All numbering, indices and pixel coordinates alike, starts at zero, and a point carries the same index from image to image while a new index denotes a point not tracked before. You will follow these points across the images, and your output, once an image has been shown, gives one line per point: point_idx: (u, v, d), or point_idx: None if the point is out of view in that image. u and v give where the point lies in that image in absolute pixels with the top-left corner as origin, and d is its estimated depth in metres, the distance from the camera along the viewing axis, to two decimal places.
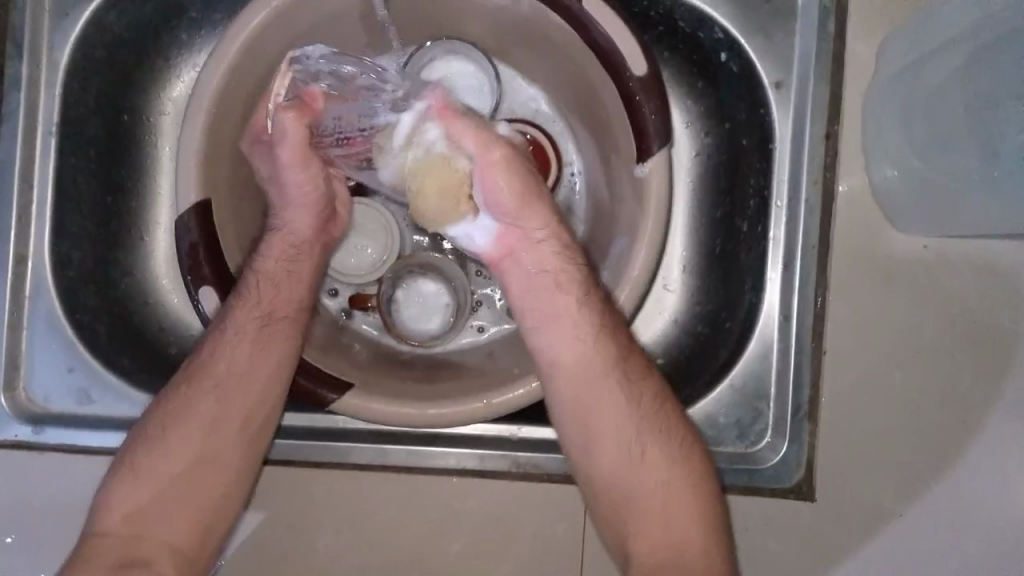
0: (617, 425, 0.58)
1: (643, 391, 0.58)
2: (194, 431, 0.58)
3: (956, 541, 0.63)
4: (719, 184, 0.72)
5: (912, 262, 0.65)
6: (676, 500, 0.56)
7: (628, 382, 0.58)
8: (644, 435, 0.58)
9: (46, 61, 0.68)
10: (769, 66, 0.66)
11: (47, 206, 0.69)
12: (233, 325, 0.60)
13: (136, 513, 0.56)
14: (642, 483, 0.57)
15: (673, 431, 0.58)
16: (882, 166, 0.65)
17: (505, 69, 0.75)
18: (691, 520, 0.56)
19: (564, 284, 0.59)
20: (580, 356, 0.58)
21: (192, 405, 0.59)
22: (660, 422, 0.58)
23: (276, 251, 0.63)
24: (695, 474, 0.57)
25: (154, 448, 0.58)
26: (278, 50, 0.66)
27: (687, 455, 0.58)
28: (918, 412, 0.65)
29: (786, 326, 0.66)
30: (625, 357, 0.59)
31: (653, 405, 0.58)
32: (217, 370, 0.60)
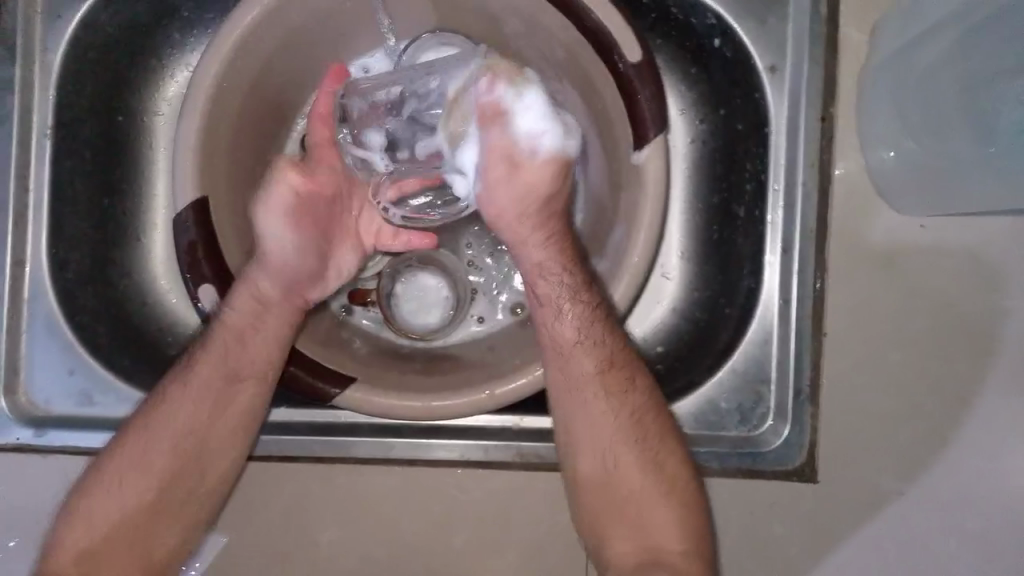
0: (595, 435, 0.62)
1: (619, 397, 0.62)
2: (155, 472, 0.61)
3: (958, 518, 0.64)
4: (715, 170, 0.72)
5: (909, 242, 0.66)
6: (650, 500, 0.61)
7: (608, 394, 0.62)
8: (622, 444, 0.62)
9: (39, 62, 0.69)
10: (762, 50, 0.66)
11: (45, 207, 0.70)
12: (207, 372, 0.62)
13: (81, 551, 0.59)
14: (625, 471, 0.61)
15: (652, 441, 0.62)
16: (877, 148, 0.65)
17: None
18: (663, 519, 0.60)
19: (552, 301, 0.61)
20: (559, 367, 0.62)
21: (152, 446, 0.61)
22: (640, 432, 0.62)
23: (246, 296, 0.61)
24: (672, 476, 0.61)
25: (100, 487, 0.60)
26: (271, 47, 0.66)
27: (664, 458, 0.61)
28: (919, 391, 0.65)
29: (785, 310, 0.66)
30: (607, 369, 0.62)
31: (632, 417, 0.62)
32: (188, 410, 0.62)
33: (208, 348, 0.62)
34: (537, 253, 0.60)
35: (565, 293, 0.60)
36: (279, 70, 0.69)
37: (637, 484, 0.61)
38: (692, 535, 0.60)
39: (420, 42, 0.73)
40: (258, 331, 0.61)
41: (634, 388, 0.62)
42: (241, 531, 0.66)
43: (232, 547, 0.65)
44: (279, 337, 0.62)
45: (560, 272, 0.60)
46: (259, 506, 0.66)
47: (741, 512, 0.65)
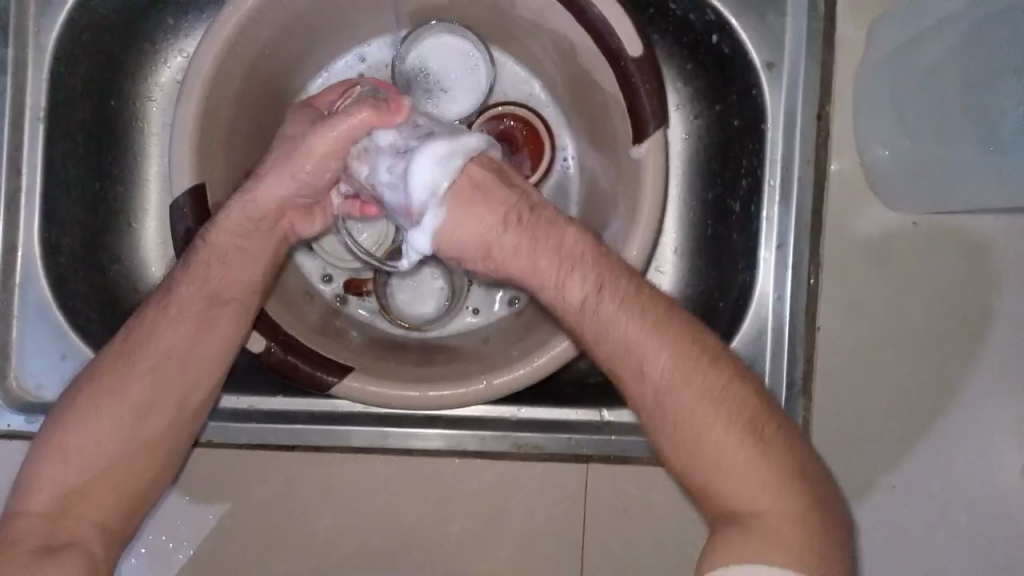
0: (649, 397, 0.53)
1: (662, 354, 0.52)
2: (128, 407, 0.58)
3: (944, 510, 0.65)
4: (710, 166, 0.73)
5: (903, 238, 0.67)
6: (729, 454, 0.50)
7: (653, 356, 0.52)
8: (681, 404, 0.52)
9: (32, 44, 0.67)
10: (761, 48, 0.67)
11: (37, 192, 0.68)
12: (178, 301, 0.60)
13: (58, 495, 0.56)
14: (708, 437, 0.51)
15: (712, 393, 0.52)
16: (873, 146, 0.66)
17: (498, 52, 0.75)
18: (748, 472, 0.50)
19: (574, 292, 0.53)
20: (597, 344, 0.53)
21: (128, 381, 0.59)
22: (709, 392, 0.52)
23: (236, 217, 0.59)
24: (745, 429, 0.51)
25: (75, 427, 0.58)
26: (270, 33, 0.65)
27: (733, 410, 0.51)
28: (908, 386, 0.66)
29: (779, 304, 0.68)
30: (641, 327, 0.52)
31: (688, 374, 0.52)
32: (161, 343, 0.59)
33: (184, 270, 0.60)
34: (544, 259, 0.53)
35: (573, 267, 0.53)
36: (277, 57, 0.68)
37: (709, 444, 0.51)
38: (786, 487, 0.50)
39: (420, 30, 0.72)
40: (244, 254, 0.60)
41: (676, 345, 0.52)
42: (234, 518, 0.65)
43: (225, 534, 0.65)
44: (259, 266, 0.61)
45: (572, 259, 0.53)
46: (254, 494, 0.65)
47: None
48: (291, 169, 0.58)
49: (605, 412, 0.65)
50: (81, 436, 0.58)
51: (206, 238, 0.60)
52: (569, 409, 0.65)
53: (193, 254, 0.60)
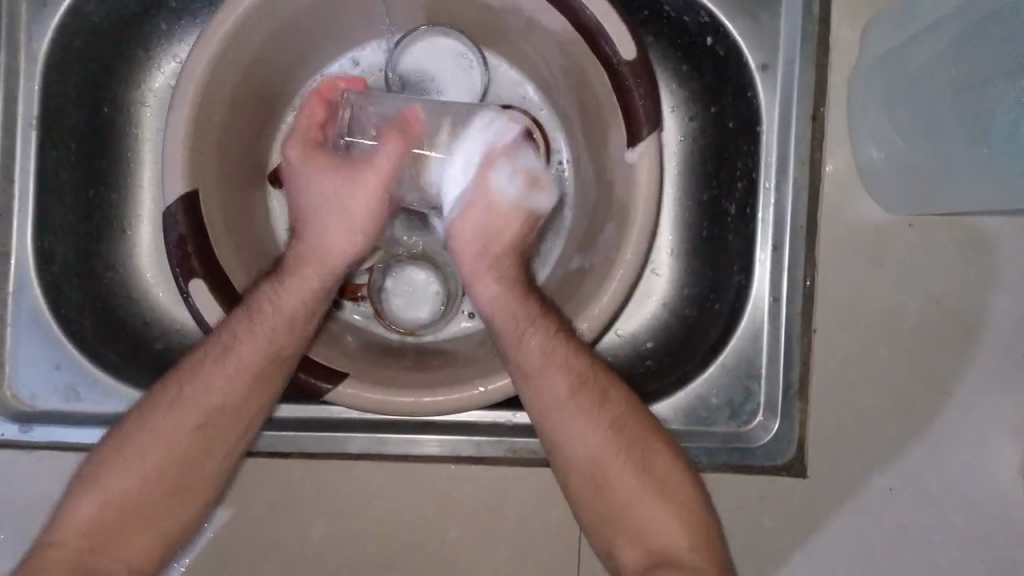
0: (589, 449, 0.59)
1: (586, 408, 0.59)
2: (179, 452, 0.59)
3: (938, 511, 0.65)
4: (705, 167, 0.72)
5: (895, 240, 0.67)
6: (647, 503, 0.58)
7: (589, 411, 0.59)
8: (610, 455, 0.59)
9: (24, 50, 0.67)
10: (755, 48, 0.67)
11: (29, 199, 0.68)
12: (237, 353, 0.59)
13: (94, 526, 0.56)
14: (625, 476, 0.59)
15: (639, 449, 0.59)
16: (866, 147, 0.67)
17: (492, 56, 0.75)
18: (660, 519, 0.58)
19: (524, 327, 0.60)
20: (539, 392, 0.59)
21: (176, 427, 0.59)
22: (621, 437, 0.59)
23: (308, 279, 0.61)
24: (663, 482, 0.59)
25: (126, 461, 0.58)
26: (263, 37, 0.65)
27: (654, 462, 0.59)
28: (904, 387, 0.66)
29: (775, 307, 0.66)
30: (583, 383, 0.60)
31: (621, 429, 0.59)
32: (215, 392, 0.59)
33: (249, 323, 0.59)
34: (486, 295, 0.61)
35: (521, 311, 0.60)
36: (270, 60, 0.68)
37: (629, 491, 0.59)
38: (700, 534, 0.57)
39: (416, 34, 0.73)
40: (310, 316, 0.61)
41: (613, 403, 0.60)
42: (229, 525, 0.65)
43: (219, 541, 0.65)
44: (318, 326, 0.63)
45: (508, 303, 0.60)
46: (248, 502, 0.65)
47: (730, 508, 0.66)
48: (346, 222, 0.60)
49: None
50: (123, 475, 0.58)
51: (272, 287, 0.61)
52: None
53: (256, 298, 0.60)
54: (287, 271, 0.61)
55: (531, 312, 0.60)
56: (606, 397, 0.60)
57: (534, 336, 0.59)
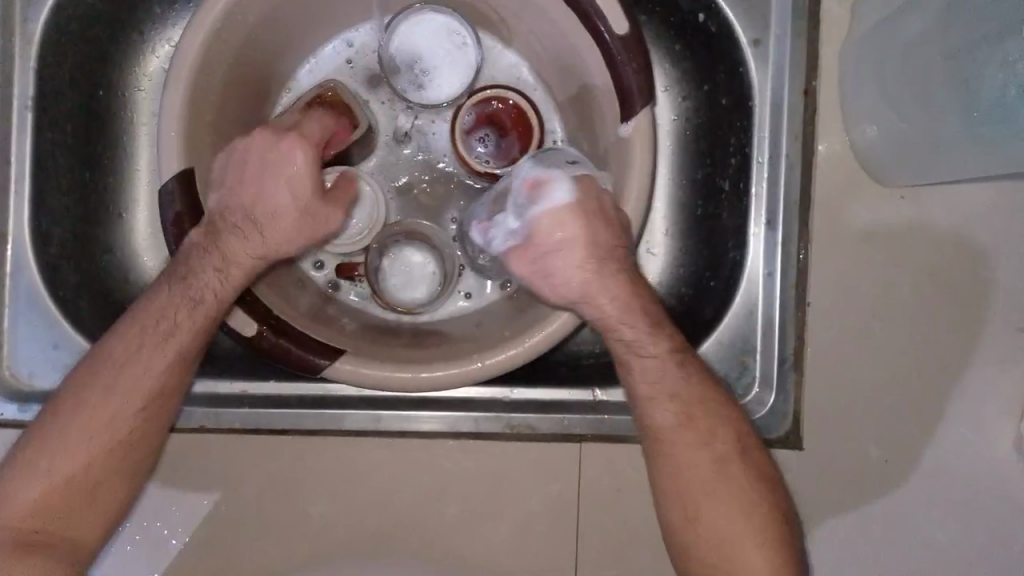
0: (689, 441, 0.59)
1: (685, 389, 0.59)
2: (118, 430, 0.59)
3: (934, 480, 0.65)
4: (698, 146, 0.72)
5: (888, 213, 0.67)
6: (749, 546, 0.58)
7: (706, 433, 0.60)
8: (709, 490, 0.59)
9: (20, 33, 0.68)
10: (746, 24, 0.67)
11: (27, 180, 0.69)
12: (162, 328, 0.59)
13: (37, 506, 0.57)
14: (719, 469, 0.59)
15: (734, 487, 0.59)
16: (860, 122, 0.67)
17: (485, 36, 0.75)
18: (754, 562, 0.58)
19: (637, 327, 0.58)
20: (635, 371, 0.59)
21: (109, 407, 0.59)
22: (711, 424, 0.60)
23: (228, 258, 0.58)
24: (759, 522, 0.58)
25: (65, 441, 0.58)
26: (259, 17, 0.66)
27: (750, 501, 0.59)
28: (899, 360, 0.67)
29: (769, 282, 0.67)
30: (693, 413, 0.59)
31: (727, 432, 0.60)
32: (137, 371, 0.59)
33: (177, 292, 0.59)
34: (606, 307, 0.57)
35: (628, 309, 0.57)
36: (266, 41, 0.68)
37: (720, 526, 0.58)
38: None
39: (409, 13, 0.73)
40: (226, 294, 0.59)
41: (716, 441, 0.60)
42: (229, 504, 0.65)
43: (218, 520, 0.65)
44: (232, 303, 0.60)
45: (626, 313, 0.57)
46: (246, 480, 0.65)
47: None
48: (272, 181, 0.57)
49: (596, 391, 0.66)
50: (60, 455, 0.58)
51: (204, 263, 0.59)
52: (563, 390, 0.66)
53: (192, 279, 0.59)
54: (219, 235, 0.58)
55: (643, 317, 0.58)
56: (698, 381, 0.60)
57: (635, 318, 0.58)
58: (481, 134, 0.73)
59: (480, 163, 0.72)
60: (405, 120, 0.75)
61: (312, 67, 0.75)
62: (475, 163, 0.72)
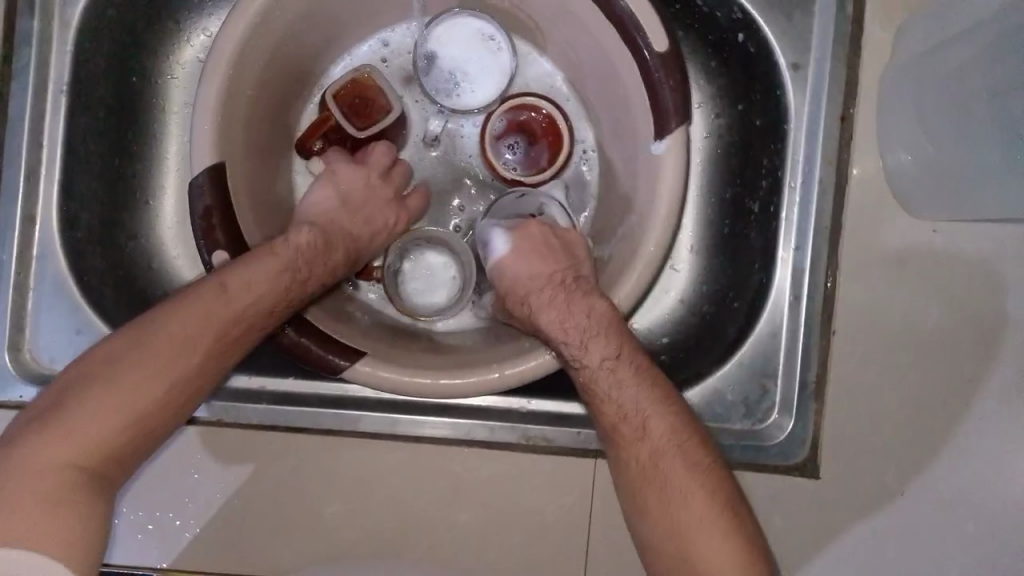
0: (637, 445, 0.58)
1: (628, 390, 0.59)
2: (143, 411, 0.53)
3: (952, 517, 0.64)
4: (730, 164, 0.72)
5: (919, 244, 0.66)
6: (698, 534, 0.55)
7: (654, 435, 0.58)
8: (653, 483, 0.57)
9: (57, 15, 0.67)
10: (786, 47, 0.67)
11: (57, 164, 0.68)
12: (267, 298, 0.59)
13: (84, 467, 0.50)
14: (670, 470, 0.57)
15: (675, 476, 0.57)
16: (895, 150, 0.66)
17: (521, 43, 0.75)
18: (710, 550, 0.54)
19: (574, 330, 0.61)
20: (581, 377, 0.61)
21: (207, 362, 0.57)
22: (658, 424, 0.58)
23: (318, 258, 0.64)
24: (708, 514, 0.55)
25: (92, 409, 0.51)
26: (298, 13, 0.65)
27: (692, 488, 0.56)
28: (920, 392, 0.66)
29: (795, 306, 0.67)
30: (637, 414, 0.59)
31: (676, 432, 0.58)
32: (238, 332, 0.58)
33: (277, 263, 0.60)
34: (548, 318, 0.62)
35: (563, 316, 0.62)
36: (301, 38, 0.68)
37: (668, 518, 0.56)
38: (751, 563, 0.54)
39: (446, 17, 0.72)
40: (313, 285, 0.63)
41: (651, 434, 0.58)
42: (241, 500, 0.65)
43: (230, 514, 0.65)
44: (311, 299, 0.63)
45: (566, 321, 0.61)
46: (258, 476, 0.65)
47: None
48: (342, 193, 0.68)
49: None
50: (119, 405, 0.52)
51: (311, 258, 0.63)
52: (579, 405, 0.66)
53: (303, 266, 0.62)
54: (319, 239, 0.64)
55: (602, 322, 0.61)
56: (641, 380, 0.60)
57: (575, 322, 0.61)
58: (511, 141, 0.73)
59: (507, 170, 0.72)
60: (436, 123, 0.74)
61: (345, 65, 0.75)
62: (502, 169, 0.72)
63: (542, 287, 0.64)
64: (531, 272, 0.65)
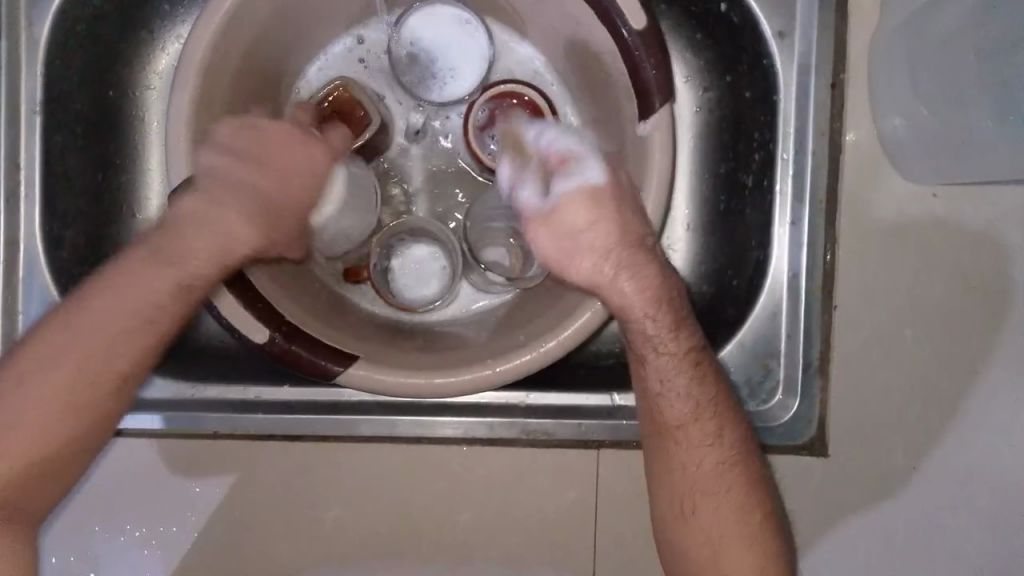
0: (699, 452, 0.57)
1: (706, 398, 0.57)
2: (43, 407, 0.57)
3: (965, 491, 0.63)
4: (722, 138, 0.69)
5: (919, 212, 0.64)
6: (750, 545, 0.57)
7: (717, 443, 0.57)
8: (709, 492, 0.57)
9: (26, 36, 0.67)
10: (770, 16, 0.65)
11: (36, 185, 0.68)
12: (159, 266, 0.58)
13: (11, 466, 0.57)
14: (727, 479, 0.57)
15: (735, 491, 0.57)
16: (888, 116, 0.64)
17: (499, 29, 0.73)
18: (749, 561, 0.56)
19: (667, 328, 0.54)
20: (659, 376, 0.56)
21: (108, 334, 0.58)
22: (723, 432, 0.57)
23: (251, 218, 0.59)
24: (758, 524, 0.57)
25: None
26: (268, 14, 0.64)
27: (749, 506, 0.57)
28: (927, 364, 0.64)
29: (795, 283, 0.65)
30: (709, 421, 0.57)
31: (736, 439, 0.58)
32: (136, 301, 0.58)
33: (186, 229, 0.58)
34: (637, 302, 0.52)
35: (663, 311, 0.54)
36: (275, 41, 0.67)
37: (716, 527, 0.57)
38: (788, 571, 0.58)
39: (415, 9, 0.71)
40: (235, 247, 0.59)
41: (718, 442, 0.57)
42: (243, 512, 0.65)
43: (234, 526, 0.65)
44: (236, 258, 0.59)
45: (665, 316, 0.54)
46: (259, 487, 0.65)
47: None
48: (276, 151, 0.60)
49: (616, 396, 0.64)
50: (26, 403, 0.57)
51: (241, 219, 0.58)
52: (580, 394, 0.65)
53: (209, 224, 0.58)
54: (219, 207, 0.58)
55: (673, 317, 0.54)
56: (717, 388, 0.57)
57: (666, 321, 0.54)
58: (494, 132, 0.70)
59: (494, 161, 0.70)
60: (417, 117, 0.73)
61: (324, 64, 0.74)
62: (489, 159, 0.70)
63: (627, 258, 0.51)
64: (612, 236, 0.51)
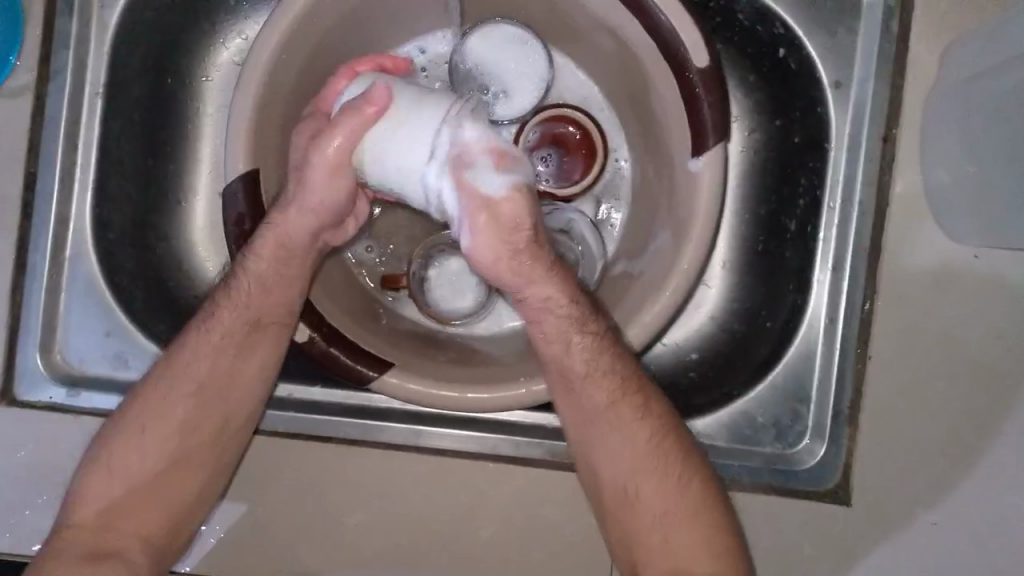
0: (624, 429, 0.59)
1: (614, 379, 0.59)
2: (148, 456, 0.59)
3: (986, 550, 0.63)
4: (765, 180, 0.71)
5: (960, 269, 0.65)
6: (694, 514, 0.57)
7: (640, 418, 0.59)
8: (644, 467, 0.59)
9: (94, 19, 0.67)
10: (830, 66, 0.65)
11: (91, 167, 0.69)
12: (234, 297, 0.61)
13: (110, 510, 0.58)
14: (659, 450, 0.59)
15: (671, 463, 0.58)
16: (937, 170, 0.64)
17: (558, 54, 0.74)
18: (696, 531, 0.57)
19: (565, 313, 0.57)
20: (567, 367, 0.59)
21: (199, 375, 0.61)
22: (644, 411, 0.60)
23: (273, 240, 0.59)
24: (698, 493, 0.58)
25: (106, 474, 0.59)
26: (334, 19, 0.65)
27: (688, 479, 0.58)
28: (955, 420, 0.64)
29: (830, 329, 0.66)
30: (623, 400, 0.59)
31: (661, 416, 0.60)
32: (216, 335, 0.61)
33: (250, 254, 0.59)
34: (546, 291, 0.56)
35: (561, 295, 0.57)
36: (339, 47, 0.68)
37: (658, 503, 0.58)
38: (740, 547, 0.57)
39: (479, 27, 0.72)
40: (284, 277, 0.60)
41: (641, 419, 0.59)
42: (266, 508, 0.65)
43: (255, 521, 0.65)
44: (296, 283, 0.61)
45: (566, 302, 0.57)
46: (284, 484, 0.65)
47: (770, 531, 0.64)
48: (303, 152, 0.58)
49: None
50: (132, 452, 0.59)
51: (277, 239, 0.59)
52: None
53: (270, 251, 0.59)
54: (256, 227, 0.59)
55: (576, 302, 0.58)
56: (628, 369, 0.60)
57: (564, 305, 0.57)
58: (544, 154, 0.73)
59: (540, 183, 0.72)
60: None
61: None
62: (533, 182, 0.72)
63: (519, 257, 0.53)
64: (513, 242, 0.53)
